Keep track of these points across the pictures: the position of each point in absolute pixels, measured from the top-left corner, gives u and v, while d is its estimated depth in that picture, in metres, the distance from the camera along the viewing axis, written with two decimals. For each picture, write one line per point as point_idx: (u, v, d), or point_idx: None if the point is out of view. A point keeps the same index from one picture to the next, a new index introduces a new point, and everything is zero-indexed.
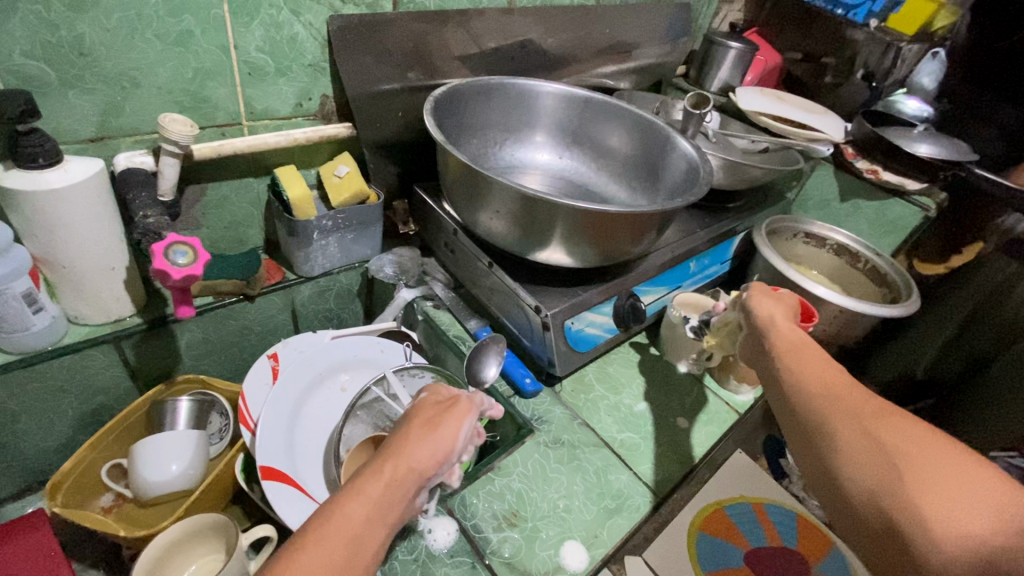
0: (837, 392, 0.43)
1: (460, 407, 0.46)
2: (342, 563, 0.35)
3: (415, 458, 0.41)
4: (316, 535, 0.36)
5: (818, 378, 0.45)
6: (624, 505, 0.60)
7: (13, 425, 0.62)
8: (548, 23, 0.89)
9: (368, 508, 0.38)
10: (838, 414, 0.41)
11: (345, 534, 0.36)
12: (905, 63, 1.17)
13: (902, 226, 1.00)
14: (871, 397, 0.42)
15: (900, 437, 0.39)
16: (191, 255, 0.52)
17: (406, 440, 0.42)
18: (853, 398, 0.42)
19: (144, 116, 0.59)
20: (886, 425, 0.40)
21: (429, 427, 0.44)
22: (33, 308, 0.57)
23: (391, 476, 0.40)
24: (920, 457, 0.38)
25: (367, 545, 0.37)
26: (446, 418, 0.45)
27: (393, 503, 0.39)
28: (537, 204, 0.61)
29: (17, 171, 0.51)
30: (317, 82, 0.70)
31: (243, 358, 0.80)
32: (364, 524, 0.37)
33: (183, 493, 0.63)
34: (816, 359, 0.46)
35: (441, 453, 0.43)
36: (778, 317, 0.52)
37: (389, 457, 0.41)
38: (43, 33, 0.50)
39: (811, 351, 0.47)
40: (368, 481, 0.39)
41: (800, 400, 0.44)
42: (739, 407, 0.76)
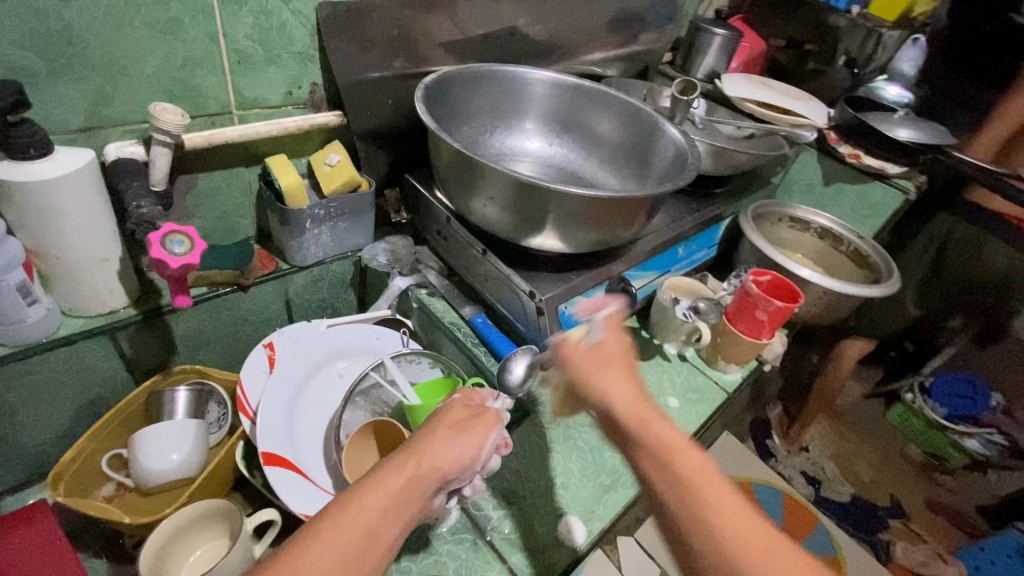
0: (717, 515, 0.39)
1: (485, 418, 0.52)
2: (357, 550, 0.38)
3: (436, 457, 0.46)
4: (336, 519, 0.39)
5: (660, 456, 0.42)
6: (619, 481, 0.62)
7: (11, 417, 0.62)
8: (537, 11, 0.89)
9: (388, 500, 0.42)
10: (682, 496, 0.40)
11: (363, 522, 0.40)
12: (886, 49, 1.19)
13: (884, 209, 1.03)
14: (747, 517, 0.39)
15: (720, 498, 0.39)
16: (188, 244, 0.52)
17: (435, 438, 0.48)
18: (693, 476, 0.41)
19: (134, 106, 0.59)
20: (720, 506, 0.39)
21: (455, 431, 0.49)
22: (28, 300, 0.57)
23: (414, 471, 0.44)
24: (754, 540, 0.38)
25: (384, 535, 0.40)
26: (474, 424, 0.51)
27: (411, 498, 0.43)
28: (531, 189, 0.62)
29: (8, 162, 0.51)
30: (307, 71, 0.70)
31: (239, 348, 0.80)
32: (380, 515, 0.41)
33: (185, 481, 0.63)
34: (660, 435, 0.44)
35: (461, 456, 0.48)
36: (622, 392, 0.48)
37: (415, 454, 0.46)
38: (30, 22, 0.49)
39: (653, 429, 0.45)
40: (391, 473, 0.43)
41: (653, 480, 0.42)
42: (727, 386, 0.78)
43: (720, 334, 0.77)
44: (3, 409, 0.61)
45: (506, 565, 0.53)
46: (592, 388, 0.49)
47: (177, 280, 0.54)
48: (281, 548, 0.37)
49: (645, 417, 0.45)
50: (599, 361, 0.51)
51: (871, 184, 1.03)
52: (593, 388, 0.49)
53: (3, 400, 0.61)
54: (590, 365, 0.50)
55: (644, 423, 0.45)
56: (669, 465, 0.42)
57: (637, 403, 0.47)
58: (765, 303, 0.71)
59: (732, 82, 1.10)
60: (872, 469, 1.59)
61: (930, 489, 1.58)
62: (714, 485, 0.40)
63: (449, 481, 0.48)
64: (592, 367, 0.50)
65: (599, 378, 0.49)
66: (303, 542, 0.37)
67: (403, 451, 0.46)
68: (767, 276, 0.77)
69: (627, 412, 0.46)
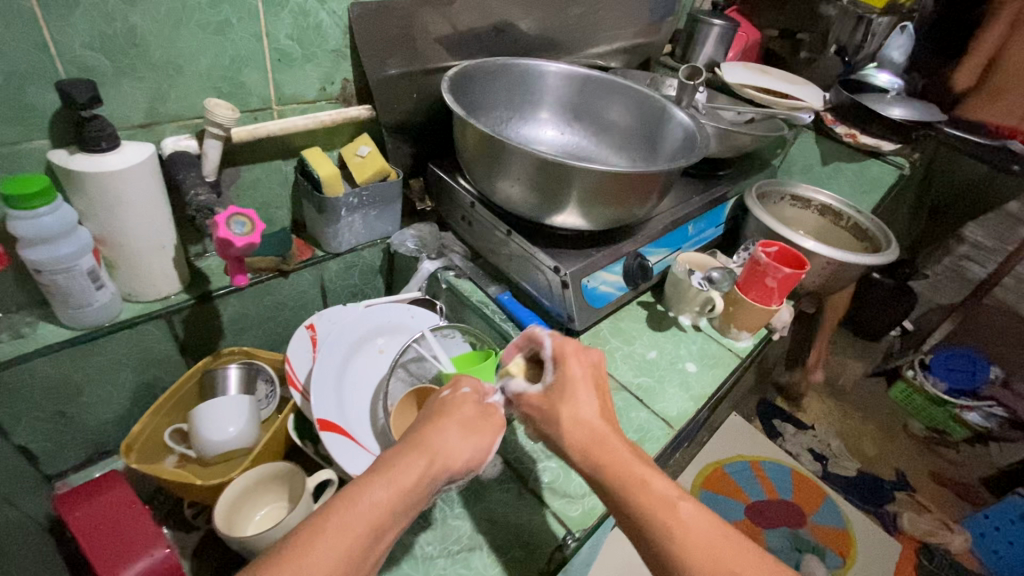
0: (671, 522, 0.44)
1: (494, 421, 0.52)
2: (362, 547, 0.39)
3: (447, 455, 0.46)
4: (341, 517, 0.40)
5: (628, 485, 0.47)
6: (646, 437, 0.67)
7: (78, 396, 0.67)
8: (548, 7, 0.94)
9: (398, 497, 0.42)
10: (652, 520, 0.45)
11: (371, 517, 0.41)
12: (875, 37, 1.26)
13: (881, 184, 1.08)
14: (698, 517, 0.45)
15: (668, 501, 0.46)
16: (249, 226, 0.59)
17: (446, 435, 0.48)
18: (656, 507, 0.45)
19: (188, 102, 0.64)
20: (685, 527, 0.44)
21: (465, 431, 0.49)
22: (96, 284, 0.61)
23: (426, 471, 0.44)
24: (711, 545, 0.44)
25: (387, 531, 0.42)
26: (484, 426, 0.51)
27: (419, 497, 0.44)
28: (555, 169, 0.67)
29: (81, 155, 0.56)
30: (339, 67, 0.74)
31: (279, 332, 0.85)
32: (388, 512, 0.42)
33: (243, 450, 0.68)
34: (624, 466, 0.48)
35: (469, 458, 0.48)
36: (585, 425, 0.50)
37: (428, 452, 0.46)
38: (101, 26, 0.54)
39: (617, 459, 0.48)
40: (404, 471, 0.43)
41: (623, 508, 0.46)
42: (740, 352, 0.83)
43: (732, 304, 0.82)
44: (71, 387, 0.66)
45: (552, 509, 0.57)
46: (559, 420, 0.51)
47: (234, 260, 0.69)
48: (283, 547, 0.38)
49: (606, 439, 0.50)
50: (565, 391, 0.53)
51: (867, 161, 1.08)
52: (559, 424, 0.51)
53: (72, 380, 0.65)
54: (554, 400, 0.52)
55: (605, 444, 0.49)
56: (636, 500, 0.46)
57: (603, 431, 0.50)
58: (774, 271, 0.77)
59: (731, 69, 1.15)
60: (876, 445, 1.61)
61: (933, 462, 1.61)
62: (677, 512, 0.45)
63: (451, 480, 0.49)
64: (550, 407, 0.52)
65: (563, 412, 0.51)
66: (307, 538, 0.38)
67: (415, 447, 0.46)
68: (774, 247, 0.83)
69: (592, 442, 0.50)
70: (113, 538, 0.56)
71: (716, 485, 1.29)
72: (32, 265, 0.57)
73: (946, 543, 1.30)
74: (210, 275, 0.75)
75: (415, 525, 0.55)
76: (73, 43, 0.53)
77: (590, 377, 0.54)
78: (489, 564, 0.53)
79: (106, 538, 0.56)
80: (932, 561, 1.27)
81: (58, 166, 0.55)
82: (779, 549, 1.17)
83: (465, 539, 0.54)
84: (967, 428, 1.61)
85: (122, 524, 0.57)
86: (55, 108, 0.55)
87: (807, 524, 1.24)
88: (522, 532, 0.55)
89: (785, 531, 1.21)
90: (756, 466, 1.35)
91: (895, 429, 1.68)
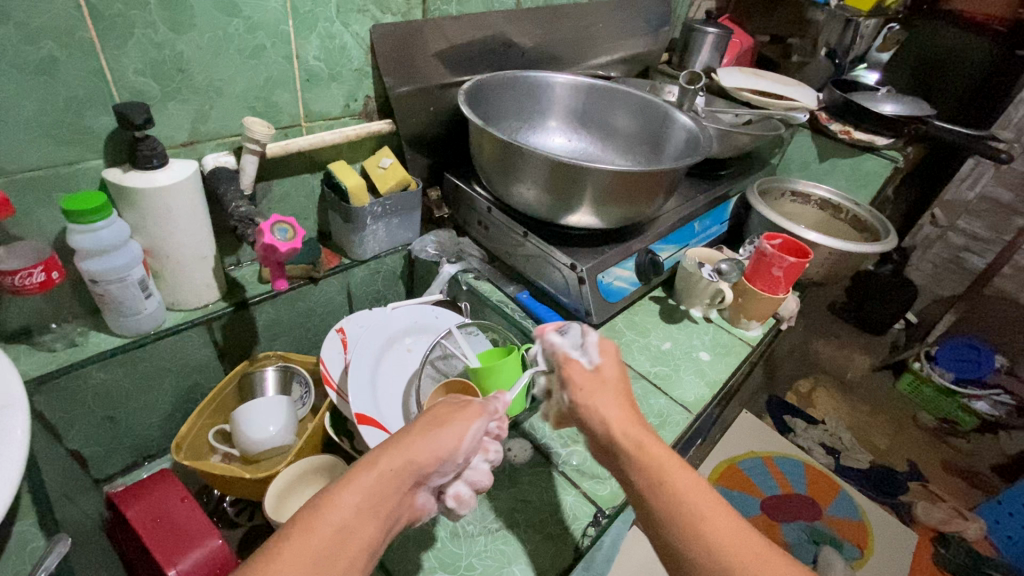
0: (695, 507, 0.43)
1: (468, 410, 0.50)
2: (327, 554, 0.37)
3: (412, 450, 0.44)
4: (304, 523, 0.38)
5: (658, 478, 0.44)
6: (666, 421, 0.70)
7: (126, 402, 0.71)
8: (551, 24, 1.00)
9: (361, 496, 0.40)
10: (686, 514, 0.42)
11: (336, 521, 0.39)
12: (860, 36, 1.38)
13: (876, 177, 1.13)
14: (723, 513, 0.43)
15: (689, 488, 0.44)
16: (290, 233, 0.70)
17: (412, 434, 0.46)
18: (682, 491, 0.43)
19: (226, 122, 0.69)
20: (718, 522, 0.42)
21: (433, 424, 0.47)
22: (145, 293, 0.65)
23: (387, 468, 0.42)
24: (733, 542, 0.41)
25: (358, 534, 0.39)
26: (455, 416, 0.48)
27: (386, 495, 0.42)
28: (569, 171, 0.71)
29: (134, 173, 0.60)
30: (362, 85, 0.79)
31: (309, 337, 0.91)
32: (355, 514, 0.39)
33: (282, 448, 0.72)
34: (656, 457, 0.46)
35: (441, 451, 0.46)
36: (614, 418, 0.49)
37: (389, 450, 0.44)
38: (151, 53, 0.59)
39: (652, 452, 0.46)
40: (365, 469, 0.42)
41: (652, 501, 0.44)
42: (751, 340, 0.87)
43: (741, 294, 0.86)
44: (121, 394, 0.70)
45: (581, 489, 0.60)
46: (585, 408, 0.50)
47: (275, 265, 0.76)
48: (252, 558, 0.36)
49: (641, 440, 0.47)
50: (593, 382, 0.52)
51: (862, 156, 1.13)
52: (588, 418, 0.50)
53: (121, 385, 0.69)
54: (581, 392, 0.51)
55: (640, 447, 0.46)
56: (661, 484, 0.44)
57: (634, 426, 0.48)
58: (780, 260, 0.81)
59: (727, 74, 1.20)
60: (887, 437, 1.62)
61: (944, 451, 1.63)
62: (706, 500, 0.43)
63: (430, 478, 0.46)
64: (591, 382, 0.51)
65: (589, 403, 0.50)
66: (270, 553, 0.36)
67: (377, 448, 0.44)
68: (778, 239, 0.87)
69: (625, 438, 0.47)
70: (167, 533, 0.60)
71: (730, 481, 1.29)
72: (89, 276, 0.60)
73: (962, 530, 1.31)
74: (245, 283, 0.79)
75: None
76: (127, 70, 0.58)
77: (619, 379, 0.52)
78: (526, 540, 0.56)
79: (163, 533, 0.60)
80: (948, 549, 1.28)
81: (113, 183, 0.60)
82: (797, 542, 1.16)
83: (503, 518, 0.58)
84: (975, 417, 1.61)
85: (179, 519, 0.61)
86: (109, 130, 0.60)
87: (821, 517, 1.23)
88: (556, 509, 0.58)
89: (802, 523, 1.21)
90: (769, 461, 1.35)
91: (903, 420, 1.69)
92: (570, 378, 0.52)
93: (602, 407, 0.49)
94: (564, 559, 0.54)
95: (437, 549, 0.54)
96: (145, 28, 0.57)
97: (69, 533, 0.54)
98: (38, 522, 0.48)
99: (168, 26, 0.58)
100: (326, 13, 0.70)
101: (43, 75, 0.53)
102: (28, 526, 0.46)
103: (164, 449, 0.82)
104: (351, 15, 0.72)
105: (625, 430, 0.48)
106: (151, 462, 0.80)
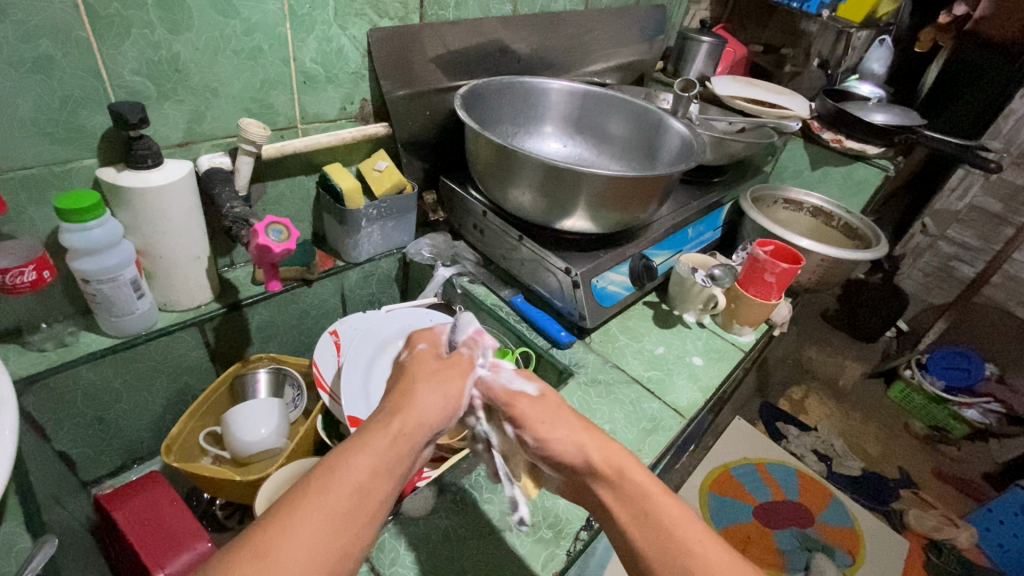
0: (681, 535, 0.43)
1: (459, 366, 0.52)
2: (348, 510, 0.37)
3: (420, 409, 0.45)
4: (322, 483, 0.38)
5: (643, 506, 0.45)
6: (659, 426, 0.70)
7: (116, 404, 0.71)
8: (549, 30, 1.01)
9: (376, 458, 0.40)
10: (669, 547, 0.42)
11: (353, 481, 0.39)
12: (855, 49, 1.43)
13: (867, 186, 1.14)
14: (709, 538, 0.43)
15: (674, 516, 0.44)
16: (285, 234, 0.70)
17: (416, 394, 0.47)
18: (667, 520, 0.44)
19: (223, 124, 0.69)
20: (708, 551, 0.42)
21: (433, 382, 0.48)
22: (137, 293, 0.65)
23: (400, 430, 0.43)
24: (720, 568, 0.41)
25: (376, 492, 0.39)
26: (452, 372, 0.50)
27: (401, 453, 0.42)
28: (564, 175, 0.71)
29: (128, 172, 0.60)
30: (359, 88, 0.80)
31: (303, 339, 0.90)
32: (371, 475, 0.40)
33: (274, 450, 0.72)
34: (639, 483, 0.46)
35: (445, 406, 0.48)
36: (588, 444, 0.48)
37: (397, 413, 0.44)
38: (148, 53, 0.59)
39: (634, 479, 0.46)
40: (376, 434, 0.42)
41: (637, 531, 0.44)
42: (744, 346, 0.87)
43: (734, 300, 0.86)
44: (111, 395, 0.69)
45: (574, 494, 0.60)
46: (549, 442, 0.49)
47: (269, 266, 0.76)
48: (265, 519, 0.36)
49: (621, 465, 0.47)
50: (548, 412, 0.51)
51: (854, 165, 1.15)
52: (556, 451, 0.49)
53: (112, 386, 0.69)
54: (542, 427, 0.50)
55: (621, 473, 0.47)
56: (646, 512, 0.45)
57: (612, 451, 0.48)
58: (772, 266, 0.82)
59: (722, 82, 1.21)
60: (879, 444, 1.63)
61: (936, 459, 1.63)
62: (691, 529, 0.44)
63: (436, 434, 0.47)
64: (552, 413, 0.51)
65: (553, 437, 0.49)
66: (287, 518, 0.36)
67: (383, 411, 0.45)
68: (771, 245, 0.88)
69: (603, 464, 0.47)
70: (156, 536, 0.59)
71: (724, 488, 1.29)
72: (80, 275, 0.60)
73: (953, 537, 1.31)
74: (238, 285, 0.79)
75: (447, 511, 0.56)
76: (123, 69, 0.58)
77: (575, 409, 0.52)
78: (520, 544, 0.55)
79: (153, 535, 0.59)
80: (939, 557, 1.28)
81: (107, 183, 0.60)
82: (790, 549, 1.16)
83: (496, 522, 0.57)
84: (965, 424, 1.62)
85: (168, 521, 0.61)
86: (104, 129, 0.60)
87: (814, 523, 1.23)
88: (550, 514, 0.58)
89: (795, 530, 1.20)
90: (762, 468, 1.35)
91: (895, 427, 1.70)
92: (525, 417, 0.51)
93: (570, 441, 0.49)
94: (558, 563, 0.54)
95: (429, 552, 0.52)
96: (142, 28, 0.57)
97: (57, 534, 0.53)
98: (25, 523, 0.47)
99: (166, 26, 0.58)
100: (323, 16, 0.70)
101: (39, 73, 0.53)
102: (14, 527, 0.45)
103: (154, 451, 0.81)
104: (349, 19, 0.73)
105: (602, 460, 0.48)
106: (140, 465, 0.80)
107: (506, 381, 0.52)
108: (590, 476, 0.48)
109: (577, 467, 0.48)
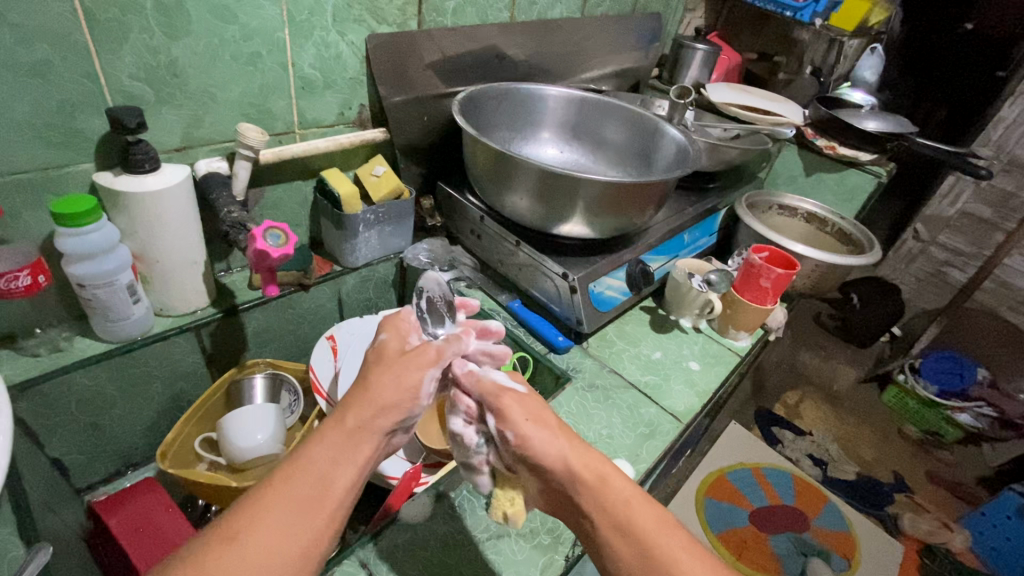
0: (662, 540, 0.43)
1: (423, 357, 0.48)
2: (309, 498, 0.37)
3: (376, 398, 0.44)
4: (285, 474, 0.38)
5: (623, 517, 0.44)
6: (656, 431, 0.70)
7: (111, 409, 0.70)
8: (545, 37, 1.02)
9: (335, 449, 0.40)
10: (651, 560, 0.42)
11: (315, 471, 0.39)
12: (847, 58, 1.44)
13: (860, 191, 1.15)
14: (688, 545, 0.44)
15: (653, 524, 0.44)
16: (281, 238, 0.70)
17: (370, 383, 0.45)
18: (647, 527, 0.44)
19: (220, 129, 0.69)
20: (688, 561, 0.42)
21: (389, 369, 0.46)
22: (133, 298, 0.65)
23: (357, 421, 0.42)
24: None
25: (337, 480, 0.39)
26: (409, 360, 0.47)
27: (360, 440, 0.42)
28: (561, 180, 0.71)
29: (126, 176, 0.60)
30: (356, 93, 0.80)
31: (299, 344, 0.90)
32: (331, 466, 0.39)
33: (270, 457, 0.71)
34: (620, 492, 0.46)
35: (404, 389, 0.45)
36: (569, 452, 0.47)
37: (355, 404, 0.44)
38: (146, 57, 0.59)
39: (614, 487, 0.46)
40: (334, 426, 0.42)
41: (615, 542, 0.44)
42: (739, 351, 0.88)
43: (729, 306, 0.87)
44: (106, 400, 0.69)
45: None
46: (531, 448, 0.48)
47: (267, 272, 0.76)
48: (232, 511, 0.36)
49: (604, 472, 0.47)
50: (529, 414, 0.50)
51: (846, 171, 1.16)
52: (540, 457, 0.47)
53: (106, 392, 0.68)
54: (525, 426, 0.48)
55: (604, 480, 0.46)
56: (627, 520, 0.44)
57: (593, 458, 0.48)
58: (767, 272, 0.82)
59: (716, 90, 1.23)
60: (873, 449, 1.64)
61: (929, 463, 1.64)
62: (672, 539, 0.43)
63: (401, 422, 0.46)
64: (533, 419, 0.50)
65: (534, 440, 0.48)
66: (253, 510, 0.36)
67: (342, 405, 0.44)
68: (765, 252, 0.89)
69: (585, 470, 0.46)
70: (149, 543, 0.59)
71: (718, 492, 1.28)
72: (76, 281, 0.59)
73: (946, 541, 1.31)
74: (234, 290, 0.79)
75: (446, 516, 0.56)
76: (121, 74, 0.58)
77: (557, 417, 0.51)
78: (518, 548, 0.55)
79: (147, 543, 0.59)
80: (933, 561, 1.27)
81: (104, 188, 0.59)
82: (785, 554, 1.16)
83: (493, 527, 0.56)
84: (960, 429, 1.63)
85: (163, 528, 0.60)
86: (101, 134, 0.60)
87: (809, 527, 1.23)
88: (547, 520, 0.58)
89: (789, 535, 1.20)
90: (758, 472, 1.35)
91: (889, 432, 1.71)
92: (507, 417, 0.49)
93: (557, 445, 0.47)
94: (555, 569, 0.54)
95: (426, 557, 0.52)
96: (140, 34, 0.57)
97: (51, 541, 0.53)
98: (17, 531, 0.46)
99: (163, 31, 0.58)
100: (322, 22, 0.70)
101: (37, 77, 0.53)
102: (8, 535, 0.45)
103: (147, 456, 0.80)
104: (347, 25, 0.73)
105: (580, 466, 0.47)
106: (134, 471, 0.79)
107: (496, 377, 0.53)
108: (569, 483, 0.47)
109: (557, 475, 0.47)
